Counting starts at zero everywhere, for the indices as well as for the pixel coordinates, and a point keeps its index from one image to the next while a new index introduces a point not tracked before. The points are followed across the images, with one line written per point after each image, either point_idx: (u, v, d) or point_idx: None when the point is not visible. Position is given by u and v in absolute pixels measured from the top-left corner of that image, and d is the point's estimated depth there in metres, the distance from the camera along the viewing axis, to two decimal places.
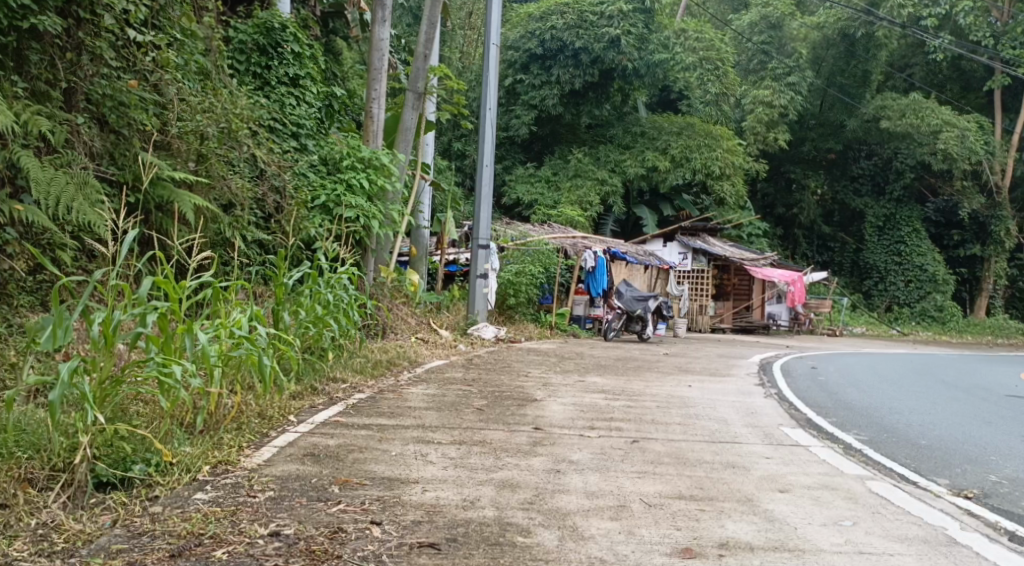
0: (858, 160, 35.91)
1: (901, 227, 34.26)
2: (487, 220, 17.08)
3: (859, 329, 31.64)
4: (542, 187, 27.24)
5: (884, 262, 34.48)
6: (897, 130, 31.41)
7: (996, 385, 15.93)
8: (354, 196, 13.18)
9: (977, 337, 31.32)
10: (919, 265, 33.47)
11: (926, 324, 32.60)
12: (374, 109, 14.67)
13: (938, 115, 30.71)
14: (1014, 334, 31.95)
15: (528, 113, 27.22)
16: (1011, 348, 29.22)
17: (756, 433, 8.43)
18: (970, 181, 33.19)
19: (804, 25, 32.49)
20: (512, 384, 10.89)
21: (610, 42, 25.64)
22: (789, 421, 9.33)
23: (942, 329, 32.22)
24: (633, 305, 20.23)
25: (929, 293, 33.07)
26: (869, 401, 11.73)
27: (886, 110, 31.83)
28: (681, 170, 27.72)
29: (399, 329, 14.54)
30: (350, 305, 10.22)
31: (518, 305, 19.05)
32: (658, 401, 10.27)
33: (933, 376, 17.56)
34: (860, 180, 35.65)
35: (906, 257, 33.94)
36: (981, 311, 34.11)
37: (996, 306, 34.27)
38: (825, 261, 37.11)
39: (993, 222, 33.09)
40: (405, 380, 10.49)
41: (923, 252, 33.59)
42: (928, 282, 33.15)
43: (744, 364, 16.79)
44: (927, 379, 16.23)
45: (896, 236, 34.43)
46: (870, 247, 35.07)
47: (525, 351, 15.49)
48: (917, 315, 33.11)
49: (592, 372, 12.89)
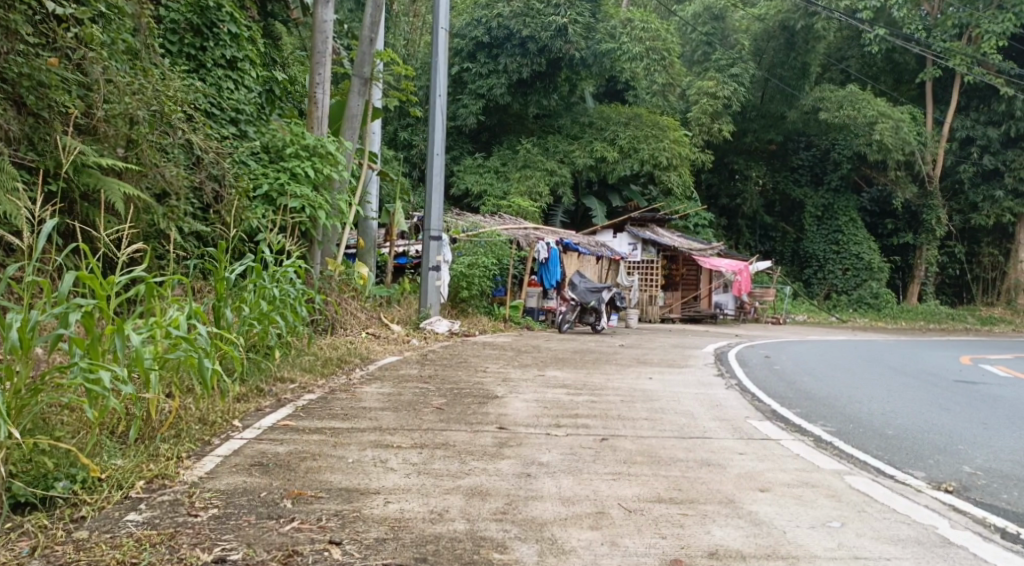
0: (800, 150, 35.99)
1: (838, 216, 34.35)
2: (438, 211, 16.61)
3: (800, 318, 31.72)
4: (491, 178, 26.83)
5: (824, 251, 34.60)
6: (835, 122, 31.34)
7: (950, 370, 15.80)
8: (298, 185, 12.70)
9: (913, 323, 31.55)
10: (855, 254, 33.62)
11: (863, 311, 32.66)
12: (318, 94, 14.12)
13: (873, 107, 30.66)
14: (947, 320, 32.23)
15: (476, 103, 26.72)
16: (949, 334, 29.47)
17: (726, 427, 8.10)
18: (903, 171, 33.24)
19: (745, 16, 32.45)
20: (469, 380, 10.46)
21: (556, 31, 25.28)
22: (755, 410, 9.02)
23: (877, 315, 32.30)
24: (587, 296, 19.92)
25: (865, 281, 33.21)
26: (828, 387, 11.49)
27: (823, 101, 31.79)
28: (630, 161, 27.33)
29: (350, 323, 14.03)
30: (297, 300, 9.71)
31: (471, 298, 18.65)
32: (621, 395, 9.91)
33: (884, 361, 17.45)
34: (799, 172, 36.16)
35: (843, 245, 33.98)
36: (913, 298, 34.21)
37: (927, 293, 34.37)
38: (767, 250, 37.17)
39: (924, 212, 33.40)
40: (357, 379, 10.00)
41: (859, 241, 33.71)
42: (864, 270, 33.32)
43: (700, 354, 16.51)
44: (879, 364, 16.09)
45: (833, 226, 34.49)
46: (810, 237, 35.10)
47: (481, 344, 15.07)
48: (853, 303, 33.25)
49: (549, 365, 12.50)
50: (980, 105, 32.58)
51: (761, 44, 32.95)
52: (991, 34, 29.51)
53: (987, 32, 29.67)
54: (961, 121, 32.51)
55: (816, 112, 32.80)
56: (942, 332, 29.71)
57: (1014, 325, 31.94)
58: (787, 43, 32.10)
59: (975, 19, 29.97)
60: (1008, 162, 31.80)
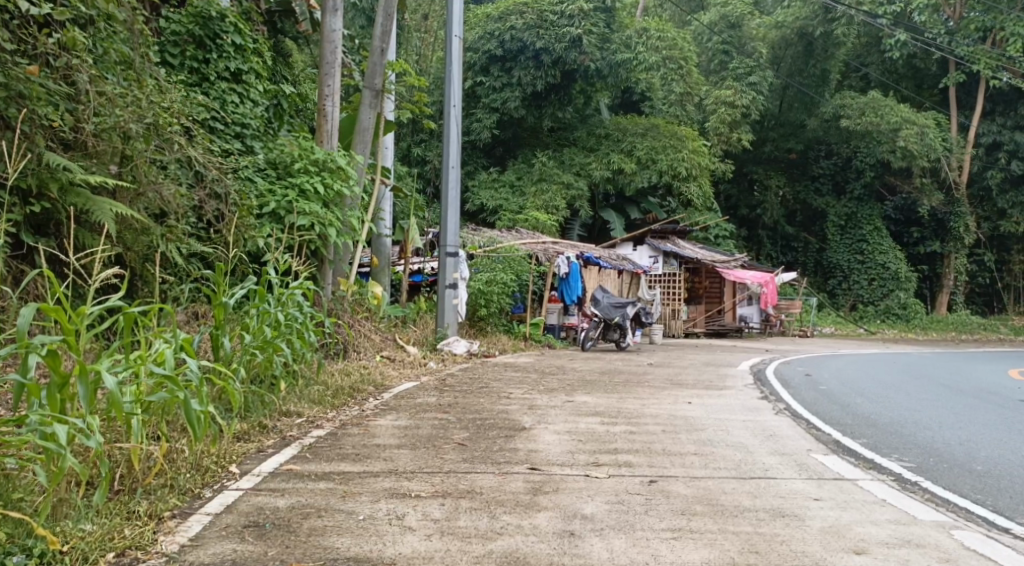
0: (819, 159, 35.00)
1: (863, 225, 33.30)
2: (455, 226, 15.75)
3: (828, 330, 30.69)
4: (507, 192, 25.95)
5: (847, 261, 33.54)
6: (857, 129, 30.43)
7: (1001, 388, 14.87)
8: (308, 202, 11.88)
9: (944, 334, 30.53)
10: (881, 263, 32.57)
11: (891, 322, 31.73)
12: (327, 107, 13.32)
13: (897, 113, 29.69)
14: (978, 330, 31.15)
15: (490, 117, 25.92)
16: (982, 345, 28.42)
17: (787, 464, 7.19)
18: (929, 179, 32.20)
19: (762, 24, 31.54)
20: (492, 409, 9.58)
21: (571, 42, 24.47)
22: (817, 444, 8.16)
23: (907, 326, 31.38)
24: (610, 313, 19.03)
25: (892, 291, 32.18)
26: (889, 415, 10.57)
27: (845, 109, 30.96)
28: (648, 172, 26.44)
29: (363, 346, 13.18)
30: (304, 325, 8.86)
31: (489, 316, 17.74)
32: (660, 425, 8.99)
33: (930, 378, 16.50)
34: (821, 180, 34.86)
35: (868, 255, 32.98)
36: (942, 307, 33.18)
37: (957, 303, 33.30)
38: (790, 262, 36.14)
39: (953, 219, 32.30)
40: (371, 410, 9.13)
41: (884, 250, 32.70)
42: (891, 280, 32.29)
43: (734, 373, 15.60)
44: (928, 385, 15.03)
45: (858, 235, 33.48)
46: (834, 246, 34.11)
47: (502, 366, 14.18)
48: (881, 314, 32.25)
49: (577, 390, 11.57)
50: (1005, 110, 31.60)
51: (778, 52, 32.08)
52: (1016, 37, 28.45)
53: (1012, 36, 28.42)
54: (987, 126, 31.46)
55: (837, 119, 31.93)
56: (974, 343, 28.62)
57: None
58: (806, 49, 31.61)
59: (999, 22, 28.95)
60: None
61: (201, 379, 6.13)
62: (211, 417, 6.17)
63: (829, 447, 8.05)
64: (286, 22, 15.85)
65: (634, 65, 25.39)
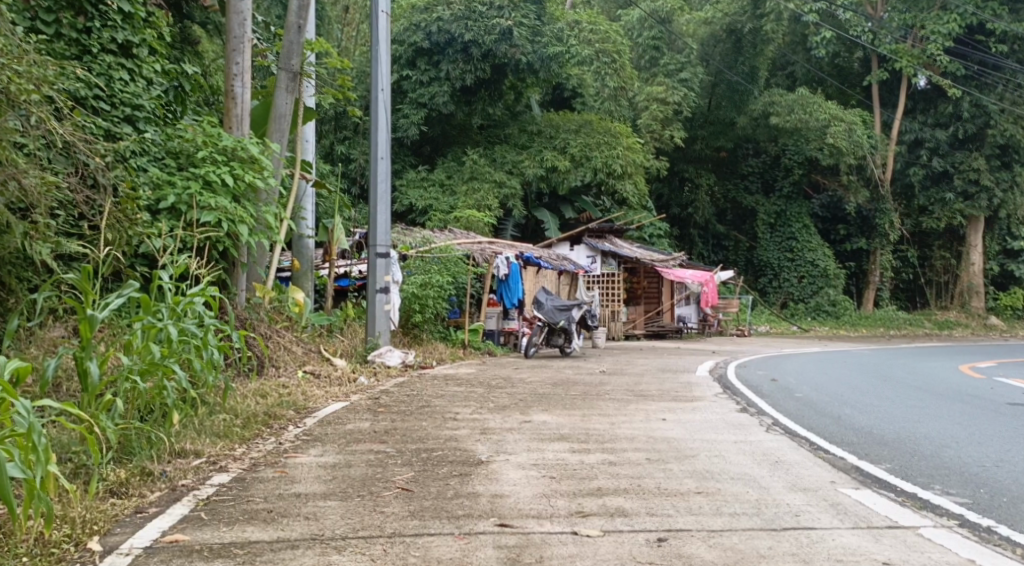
0: (747, 157, 33.89)
1: (792, 223, 32.31)
2: (386, 222, 14.09)
3: (763, 329, 29.63)
4: (437, 192, 24.23)
5: (777, 259, 32.48)
6: (786, 127, 29.07)
7: (972, 388, 13.85)
8: (214, 194, 10.41)
9: (872, 330, 29.70)
10: (810, 261, 31.71)
11: (821, 319, 30.75)
12: (236, 88, 11.58)
13: (825, 110, 28.68)
14: (905, 326, 30.39)
15: (417, 112, 24.01)
16: (912, 340, 27.58)
17: (826, 509, 5.79)
18: (854, 176, 30.89)
19: (692, 21, 30.04)
20: (439, 436, 8.06)
21: (501, 34, 23.03)
22: (840, 474, 6.82)
23: (838, 323, 30.45)
24: (556, 316, 17.39)
25: (821, 289, 31.33)
26: (893, 430, 9.21)
27: (773, 106, 29.50)
28: (582, 170, 24.84)
29: (282, 360, 11.51)
30: (203, 339, 7.31)
31: (425, 322, 16.05)
32: (645, 452, 7.49)
33: (892, 378, 15.44)
34: (749, 178, 33.86)
35: (796, 253, 32.01)
36: (868, 304, 32.23)
37: (883, 298, 32.45)
38: (720, 261, 34.90)
39: (877, 216, 31.48)
40: (291, 443, 7.47)
41: (813, 247, 31.91)
42: (819, 277, 31.47)
43: (693, 379, 14.17)
44: (900, 387, 13.74)
45: (788, 233, 32.49)
46: (763, 245, 33.01)
47: (444, 380, 12.57)
48: (810, 311, 31.30)
49: (534, 407, 10.02)
50: (926, 109, 30.67)
51: (706, 51, 30.57)
52: (936, 36, 27.93)
53: (932, 34, 28.04)
54: (908, 123, 30.40)
55: (767, 118, 30.37)
56: (904, 339, 27.85)
57: (971, 330, 30.19)
58: (733, 47, 30.07)
59: (918, 20, 28.39)
60: (956, 164, 29.71)
61: (36, 431, 5.05)
62: (46, 479, 5.08)
63: (857, 478, 6.73)
64: (195, 9, 13.78)
65: (566, 59, 23.92)
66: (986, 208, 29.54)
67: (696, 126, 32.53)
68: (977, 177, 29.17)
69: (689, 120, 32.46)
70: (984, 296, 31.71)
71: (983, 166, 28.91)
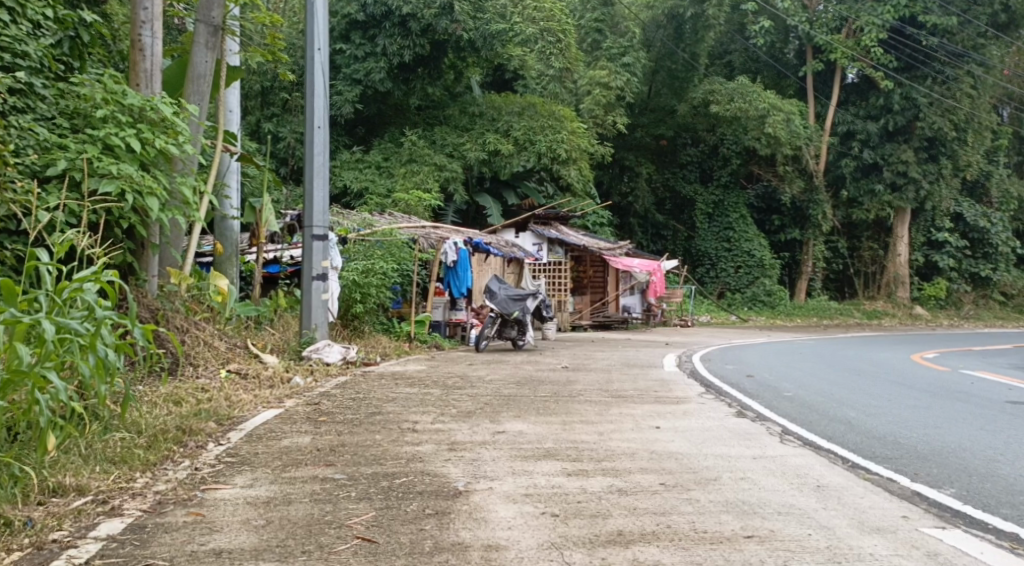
0: (686, 146, 32.15)
1: (728, 213, 30.99)
2: (323, 200, 12.45)
3: (705, 319, 28.37)
4: (373, 174, 22.25)
5: (715, 249, 31.17)
6: (726, 116, 27.69)
7: (961, 383, 12.63)
8: (116, 161, 8.89)
9: (809, 321, 28.71)
10: (746, 251, 30.44)
11: (758, 310, 29.65)
12: (145, 37, 9.86)
13: (764, 99, 27.15)
14: (838, 316, 29.51)
15: (352, 89, 22.05)
16: (849, 330, 26.54)
17: (925, 564, 4.66)
18: (791, 165, 29.80)
19: (633, 4, 28.58)
20: (398, 455, 6.56)
21: (442, 8, 21.14)
22: (914, 510, 5.41)
23: (774, 313, 29.47)
24: (509, 306, 15.81)
25: (758, 279, 30.18)
26: (922, 438, 7.83)
27: (713, 95, 28.21)
28: (525, 155, 23.14)
29: (202, 358, 9.96)
30: (89, 335, 5.86)
31: (366, 314, 14.35)
32: (656, 475, 6.10)
33: (868, 372, 14.16)
34: (688, 168, 32.21)
35: (734, 242, 30.72)
36: (802, 294, 31.16)
37: (816, 289, 31.43)
38: (658, 251, 33.11)
39: (810, 207, 30.17)
40: (206, 468, 5.91)
41: (750, 238, 30.61)
42: (755, 267, 30.22)
43: (658, 375, 12.74)
44: (880, 383, 12.48)
45: (724, 223, 31.15)
46: (701, 234, 31.65)
47: (386, 379, 10.99)
48: (747, 301, 30.08)
49: (501, 413, 8.53)
50: (859, 101, 29.64)
51: (649, 35, 29.19)
52: (871, 27, 26.85)
53: (867, 25, 27.02)
54: (842, 114, 29.13)
55: (707, 105, 28.95)
56: (842, 329, 26.85)
57: (899, 319, 29.36)
58: (675, 32, 28.80)
59: (853, 11, 27.33)
60: (886, 156, 28.43)
61: None
62: None
63: (938, 513, 5.36)
64: None
65: (510, 37, 22.39)
66: (913, 200, 28.57)
67: (637, 112, 31.09)
68: (905, 170, 28.07)
69: (630, 107, 31.05)
70: (910, 287, 30.91)
71: (911, 158, 27.84)
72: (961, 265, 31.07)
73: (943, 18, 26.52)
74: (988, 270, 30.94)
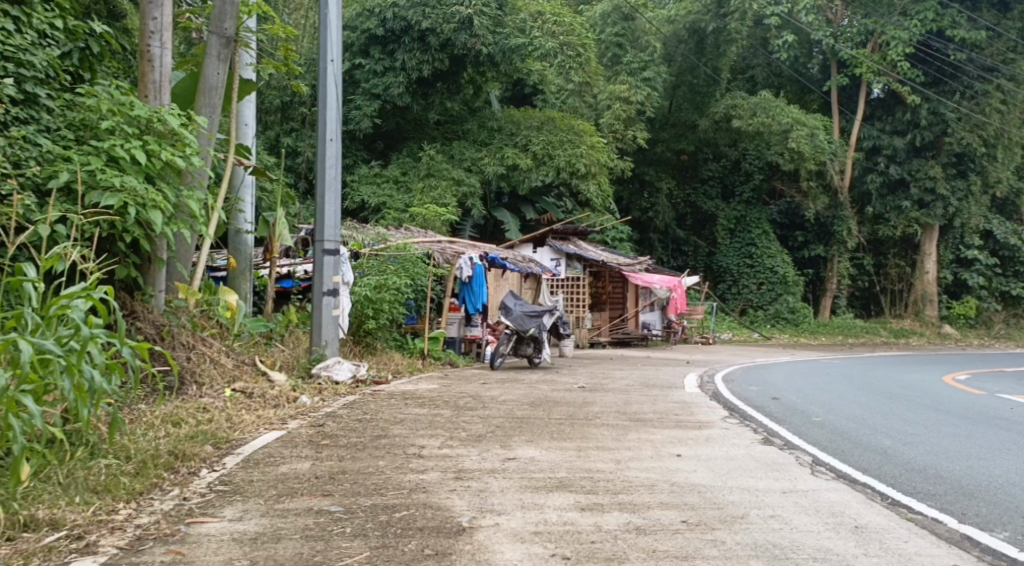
0: (706, 162, 31.61)
1: (751, 228, 30.30)
2: (336, 214, 12.11)
3: (727, 336, 27.84)
4: (390, 188, 21.90)
5: (737, 265, 30.60)
6: (748, 131, 27.17)
7: (993, 407, 12.15)
8: (120, 174, 8.52)
9: (832, 339, 28.15)
10: (769, 267, 29.94)
11: (781, 327, 29.10)
12: (154, 48, 9.50)
13: (788, 113, 26.68)
14: (862, 334, 28.94)
15: (370, 104, 21.58)
16: (875, 349, 25.96)
17: None
18: (814, 181, 29.26)
19: (655, 18, 28.02)
20: (404, 483, 6.19)
21: (462, 23, 20.78)
22: (965, 558, 5.35)
23: (798, 331, 28.89)
24: (525, 322, 15.38)
25: (780, 295, 29.63)
26: (962, 472, 7.44)
27: (736, 110, 27.68)
28: (544, 169, 22.74)
29: (208, 376, 9.49)
30: (69, 359, 5.66)
31: (379, 330, 13.98)
32: (678, 512, 5.76)
33: (896, 394, 13.69)
34: (709, 183, 31.63)
35: (756, 258, 30.19)
36: (825, 312, 30.53)
37: (840, 306, 30.84)
38: (679, 267, 32.47)
39: (834, 224, 29.83)
40: (196, 499, 5.71)
41: (772, 254, 30.08)
42: (778, 284, 29.71)
43: (680, 396, 12.30)
44: (913, 408, 11.96)
45: (746, 239, 30.60)
46: (723, 250, 31.09)
47: (397, 398, 10.62)
48: (769, 318, 29.53)
49: (516, 438, 8.13)
50: (883, 116, 29.02)
51: (670, 50, 28.67)
52: (896, 42, 26.32)
53: (892, 40, 26.48)
54: (866, 130, 28.57)
55: (729, 121, 28.41)
56: (867, 347, 26.26)
57: (927, 339, 28.72)
58: (697, 46, 28.28)
59: (879, 26, 26.76)
60: (914, 172, 28.03)
61: None
62: None
63: (992, 561, 5.32)
64: None
65: (529, 51, 22.01)
66: (942, 217, 27.99)
67: (657, 128, 30.56)
68: (932, 186, 27.61)
69: (650, 123, 30.51)
70: (938, 304, 30.31)
71: (939, 173, 27.39)
72: (991, 283, 30.07)
73: (971, 33, 25.97)
74: (1018, 288, 30.25)
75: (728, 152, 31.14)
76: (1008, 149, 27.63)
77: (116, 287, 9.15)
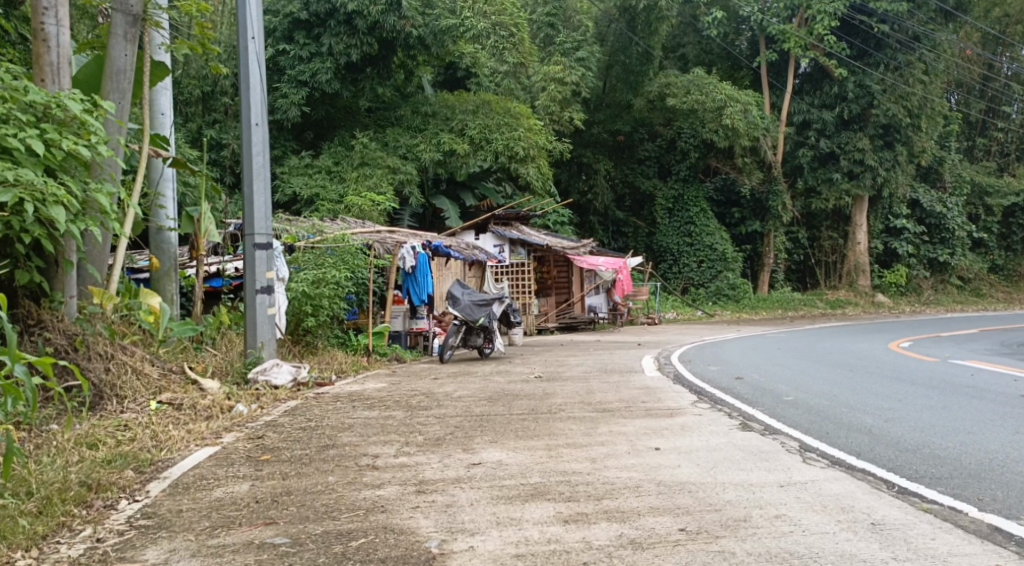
0: (643, 141, 30.96)
1: (689, 207, 29.77)
2: (265, 205, 11.21)
3: (672, 316, 27.35)
4: (324, 179, 20.91)
5: (676, 244, 30.04)
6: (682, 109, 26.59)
7: (959, 374, 11.73)
8: (12, 166, 7.61)
9: (773, 313, 27.86)
10: (707, 244, 29.44)
11: (722, 304, 28.76)
12: (48, 26, 8.56)
13: (720, 89, 26.22)
14: (801, 307, 28.69)
15: (297, 91, 20.35)
16: (816, 320, 25.66)
17: None
18: (749, 157, 28.86)
19: None
20: (357, 502, 5.53)
21: (389, 3, 19.85)
22: (1005, 557, 4.85)
23: (739, 307, 28.55)
24: (474, 312, 14.61)
25: (721, 272, 29.23)
26: (962, 450, 6.87)
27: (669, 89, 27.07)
28: (482, 154, 21.91)
29: (130, 389, 8.65)
30: None
31: (319, 328, 13.09)
32: (673, 519, 5.23)
33: (857, 366, 13.23)
34: (646, 163, 30.83)
35: (696, 236, 29.64)
36: (764, 286, 30.16)
37: (779, 280, 30.51)
38: (620, 249, 31.79)
39: (770, 198, 29.19)
40: (106, 541, 5.13)
41: (711, 231, 29.62)
42: (718, 261, 29.28)
43: (639, 382, 11.64)
44: (877, 380, 11.40)
45: (685, 218, 29.94)
46: (662, 230, 30.43)
47: (342, 401, 9.82)
48: (711, 296, 29.13)
49: (476, 440, 7.39)
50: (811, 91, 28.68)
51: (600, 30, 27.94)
52: (822, 15, 25.85)
53: (818, 14, 25.98)
54: (795, 105, 28.24)
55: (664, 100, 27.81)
56: (809, 320, 25.96)
57: (862, 308, 28.56)
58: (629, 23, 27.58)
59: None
60: (843, 145, 27.67)
61: None
62: None
63: None
64: None
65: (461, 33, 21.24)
66: (870, 187, 27.69)
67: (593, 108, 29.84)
68: (862, 158, 27.28)
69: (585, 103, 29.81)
70: (870, 274, 30.14)
71: (866, 146, 27.03)
72: (919, 251, 30.34)
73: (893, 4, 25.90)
74: (946, 254, 30.27)
75: (664, 130, 30.41)
76: (932, 119, 27.66)
77: (19, 294, 8.24)
